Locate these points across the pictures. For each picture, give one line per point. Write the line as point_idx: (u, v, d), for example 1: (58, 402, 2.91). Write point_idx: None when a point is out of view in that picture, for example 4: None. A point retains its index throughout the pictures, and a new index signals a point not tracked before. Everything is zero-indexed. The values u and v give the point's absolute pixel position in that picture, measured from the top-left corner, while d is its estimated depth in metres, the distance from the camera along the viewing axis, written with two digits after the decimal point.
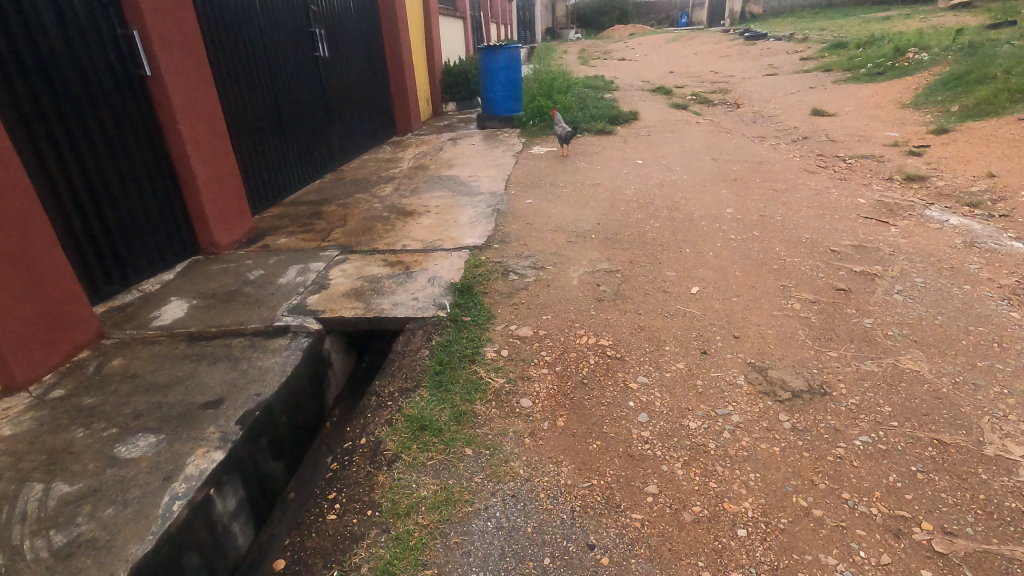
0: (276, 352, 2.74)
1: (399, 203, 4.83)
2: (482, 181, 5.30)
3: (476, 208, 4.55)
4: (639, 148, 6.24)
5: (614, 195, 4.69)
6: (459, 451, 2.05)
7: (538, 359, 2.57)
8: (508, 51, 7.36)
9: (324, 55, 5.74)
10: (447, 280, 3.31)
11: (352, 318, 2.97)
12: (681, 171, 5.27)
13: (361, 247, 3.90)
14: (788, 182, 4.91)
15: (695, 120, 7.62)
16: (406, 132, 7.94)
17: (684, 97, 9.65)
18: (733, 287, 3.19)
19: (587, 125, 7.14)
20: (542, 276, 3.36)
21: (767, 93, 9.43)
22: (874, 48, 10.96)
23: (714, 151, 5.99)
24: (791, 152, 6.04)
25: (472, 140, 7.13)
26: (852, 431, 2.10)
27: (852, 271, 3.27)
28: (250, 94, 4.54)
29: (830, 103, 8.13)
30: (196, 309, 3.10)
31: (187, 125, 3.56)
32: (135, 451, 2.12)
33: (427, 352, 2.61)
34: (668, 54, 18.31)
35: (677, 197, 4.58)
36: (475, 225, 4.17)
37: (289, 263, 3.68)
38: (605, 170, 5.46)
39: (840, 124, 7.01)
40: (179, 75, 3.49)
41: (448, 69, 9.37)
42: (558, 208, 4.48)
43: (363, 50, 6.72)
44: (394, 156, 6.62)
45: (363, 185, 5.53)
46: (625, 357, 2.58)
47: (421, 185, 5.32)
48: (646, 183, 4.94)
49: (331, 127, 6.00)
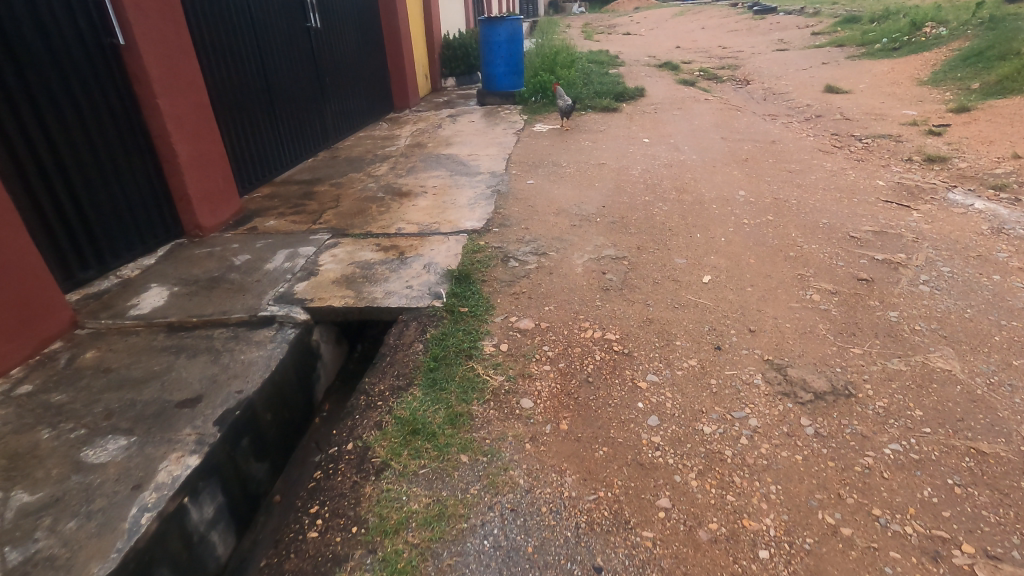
0: (260, 345, 2.57)
1: (395, 183, 4.61)
2: (482, 160, 5.07)
3: (475, 188, 4.34)
4: (645, 126, 5.99)
5: (620, 176, 4.47)
6: (454, 458, 1.89)
7: (540, 354, 2.40)
8: (509, 24, 7.08)
9: (317, 27, 5.47)
10: (443, 266, 3.13)
11: (342, 307, 2.79)
12: (690, 150, 5.04)
13: (354, 230, 3.70)
14: (802, 163, 4.67)
15: (704, 97, 7.33)
16: (403, 109, 7.66)
17: (692, 73, 9.32)
18: (748, 275, 3.00)
19: (592, 102, 6.87)
20: (545, 262, 3.18)
21: (777, 69, 9.11)
22: (890, 23, 10.59)
23: (724, 130, 5.73)
24: (804, 131, 5.78)
25: (472, 116, 6.87)
26: (881, 438, 1.94)
27: (873, 260, 3.08)
28: (235, 67, 4.29)
29: (844, 79, 7.83)
30: (177, 296, 2.93)
31: (167, 100, 3.33)
32: (103, 455, 1.95)
33: (421, 345, 2.43)
34: (674, 28, 17.76)
35: (685, 178, 4.36)
36: (474, 207, 3.96)
37: (278, 246, 3.49)
38: (610, 149, 5.22)
39: (855, 101, 6.74)
40: (157, 44, 3.25)
41: (447, 43, 9.03)
42: (562, 189, 4.27)
43: (358, 21, 6.43)
44: (390, 134, 6.37)
45: (358, 164, 5.30)
46: (633, 353, 2.40)
47: (418, 165, 5.10)
48: (653, 163, 4.71)
49: (324, 102, 5.74)
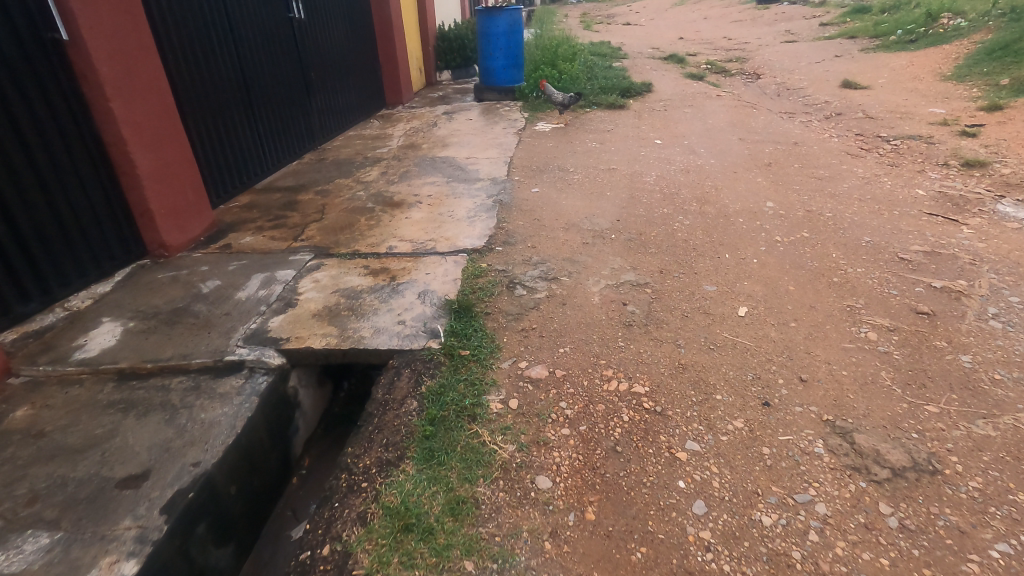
0: (225, 399, 2.18)
1: (386, 192, 4.20)
2: (481, 164, 4.67)
3: (474, 198, 3.94)
4: (655, 126, 5.59)
5: (634, 184, 4.08)
6: (456, 566, 1.51)
7: (557, 414, 2.02)
8: (509, 14, 6.62)
9: (301, 19, 5.04)
10: (440, 296, 2.74)
11: (322, 349, 2.40)
12: (706, 153, 4.65)
13: (339, 248, 3.30)
14: (831, 168, 4.29)
15: (715, 93, 6.93)
16: (396, 105, 7.23)
17: (699, 66, 8.90)
18: (789, 307, 2.63)
19: (597, 98, 6.45)
20: (556, 291, 2.80)
21: (789, 62, 8.71)
22: (903, 13, 10.20)
23: (741, 129, 5.33)
24: (826, 131, 5.40)
25: (469, 113, 6.44)
26: (983, 535, 1.57)
27: (931, 287, 2.70)
28: (206, 63, 3.86)
29: (861, 73, 7.44)
30: (131, 335, 2.52)
31: (122, 103, 2.91)
32: (17, 562, 1.57)
33: (415, 403, 2.05)
34: (675, 18, 17.27)
35: (705, 187, 3.97)
36: (473, 221, 3.57)
37: (252, 270, 3.08)
38: (620, 151, 4.82)
39: (876, 98, 6.35)
40: (109, 40, 2.82)
41: (442, 34, 8.56)
42: (570, 199, 3.88)
43: (346, 11, 5.99)
44: (382, 134, 5.94)
45: (346, 167, 4.89)
46: (667, 412, 2.03)
47: (412, 169, 4.68)
48: (669, 169, 4.32)
49: (309, 100, 5.31)
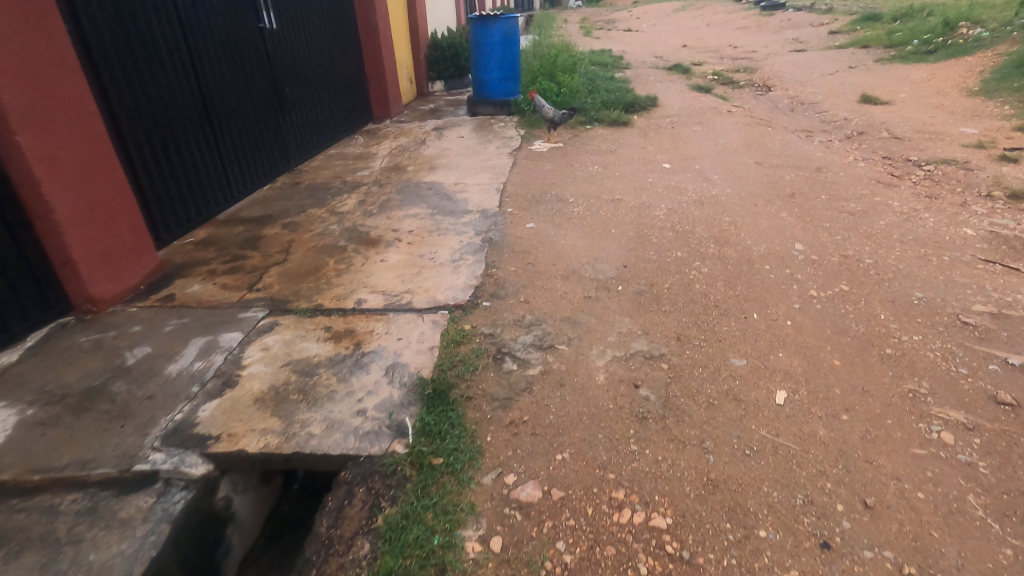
0: (126, 528, 1.69)
1: (363, 226, 3.72)
2: (471, 192, 4.20)
3: (460, 235, 3.47)
4: (663, 146, 5.14)
5: (642, 220, 3.61)
6: None
7: (554, 564, 1.55)
8: (504, 22, 6.17)
9: (271, 29, 4.58)
10: (412, 374, 2.26)
11: (259, 454, 1.91)
12: (721, 181, 4.20)
13: (300, 302, 2.82)
14: (862, 200, 3.83)
15: (725, 107, 6.48)
16: (384, 119, 6.75)
17: (705, 77, 8.45)
18: (837, 391, 2.15)
19: (599, 113, 5.99)
20: (553, 364, 2.33)
21: (800, 73, 8.27)
22: (916, 22, 9.78)
23: (757, 151, 4.88)
24: (849, 153, 4.94)
25: (461, 129, 5.98)
26: None
27: (1007, 365, 2.23)
28: (153, 82, 3.39)
29: (879, 87, 6.99)
30: (25, 428, 2.03)
31: (34, 136, 2.44)
32: None
33: (369, 548, 1.59)
34: (678, 24, 16.85)
35: (723, 225, 3.50)
36: (458, 265, 3.10)
37: (193, 331, 2.60)
38: (625, 178, 4.36)
39: (899, 115, 5.90)
40: (15, 62, 2.34)
41: (434, 43, 8.08)
42: (570, 238, 3.42)
43: (326, 19, 5.52)
44: (365, 153, 5.47)
45: (323, 194, 4.41)
46: (698, 561, 1.55)
47: (394, 197, 4.21)
48: (681, 201, 3.86)
49: (283, 117, 4.84)
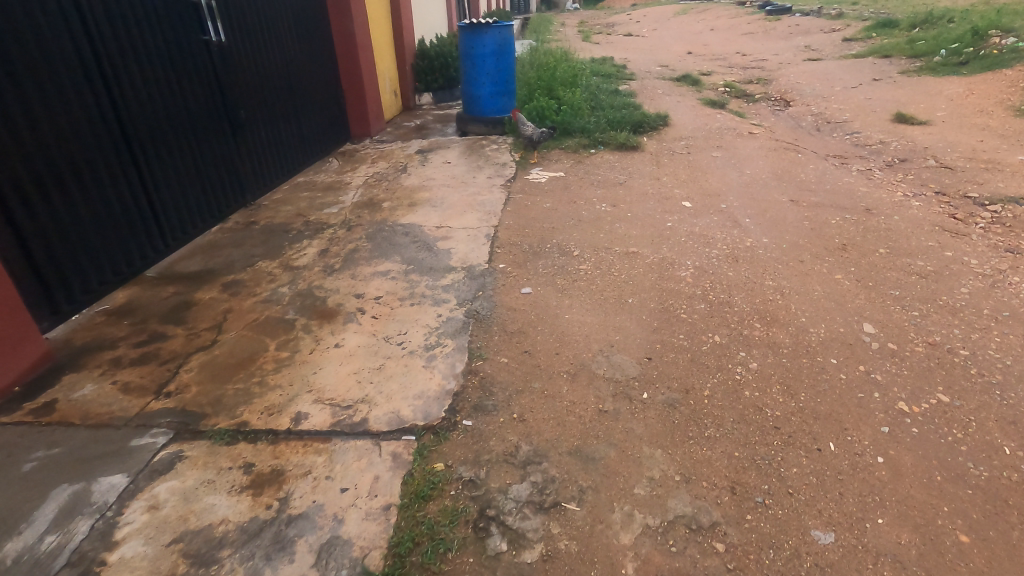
0: None
1: (320, 289, 3.02)
2: (456, 239, 3.50)
3: (438, 306, 2.78)
4: (680, 176, 4.46)
5: (665, 283, 2.93)
6: None
7: None
8: (498, 31, 5.46)
9: (220, 42, 3.87)
10: (354, 566, 1.55)
11: None
12: (754, 228, 3.52)
13: (219, 418, 2.11)
14: (930, 254, 3.15)
15: (744, 126, 5.81)
16: (363, 138, 6.04)
17: (716, 89, 7.77)
18: None
19: (604, 135, 5.30)
20: (559, 541, 1.63)
21: (820, 86, 7.62)
22: (940, 30, 9.13)
23: (790, 186, 4.20)
24: (895, 187, 4.28)
25: (449, 153, 5.28)
26: None
27: None
28: (47, 115, 2.69)
29: (912, 103, 6.34)
30: None
31: None
32: None
33: None
34: (680, 29, 16.16)
35: (766, 292, 2.82)
36: (433, 357, 2.40)
37: (62, 471, 1.88)
38: (639, 221, 3.68)
39: (942, 138, 5.23)
40: None
41: (422, 51, 7.37)
42: (576, 311, 2.72)
43: (292, 28, 4.81)
44: (338, 182, 4.77)
45: (279, 239, 3.71)
46: None
47: (364, 245, 3.51)
48: (710, 255, 3.18)
49: (237, 145, 4.13)
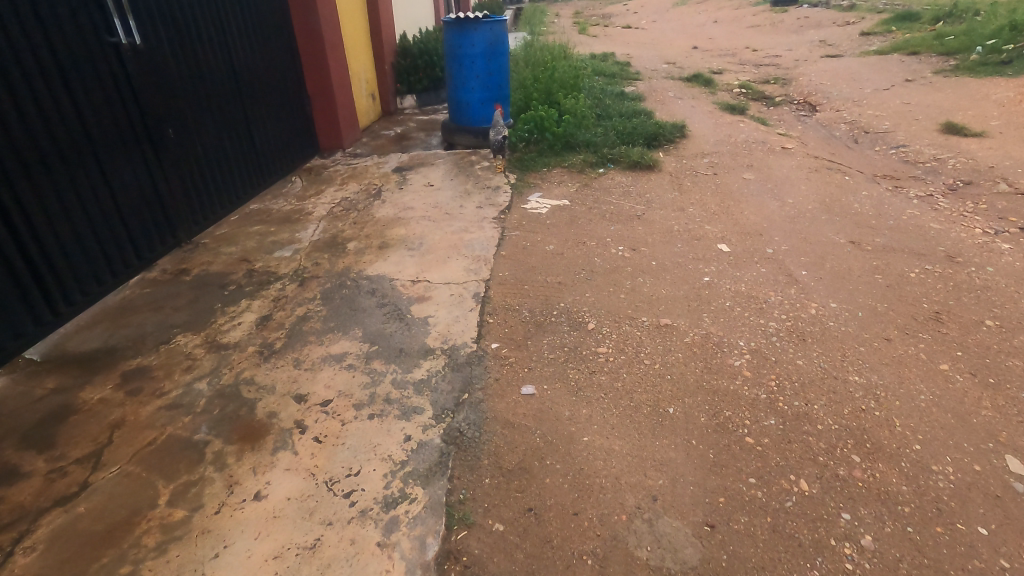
0: None
1: (249, 386, 2.23)
2: (435, 302, 2.71)
3: (407, 421, 2.00)
4: (709, 206, 3.71)
5: (716, 378, 2.17)
6: None
7: None
8: (489, 28, 4.66)
9: (134, 45, 3.02)
10: None
11: None
12: (816, 285, 2.77)
13: None
14: None
15: (773, 138, 5.06)
16: (333, 151, 5.22)
17: (731, 91, 6.99)
18: None
19: (614, 151, 4.54)
20: None
21: (847, 87, 6.86)
22: (972, 24, 8.39)
23: (845, 220, 3.46)
24: (971, 220, 3.54)
25: (433, 172, 4.48)
26: None
27: None
28: None
29: (957, 109, 5.60)
30: None
31: None
32: None
33: None
34: (680, 21, 15.32)
35: (856, 396, 2.07)
36: (394, 526, 1.63)
37: None
38: (668, 273, 2.91)
39: (1007, 154, 4.49)
40: None
41: (403, 48, 6.52)
42: (599, 429, 1.96)
43: (239, 25, 3.97)
44: (297, 210, 3.96)
45: (211, 297, 2.91)
46: None
47: (317, 310, 2.72)
48: (768, 331, 2.42)
49: (166, 172, 3.31)
